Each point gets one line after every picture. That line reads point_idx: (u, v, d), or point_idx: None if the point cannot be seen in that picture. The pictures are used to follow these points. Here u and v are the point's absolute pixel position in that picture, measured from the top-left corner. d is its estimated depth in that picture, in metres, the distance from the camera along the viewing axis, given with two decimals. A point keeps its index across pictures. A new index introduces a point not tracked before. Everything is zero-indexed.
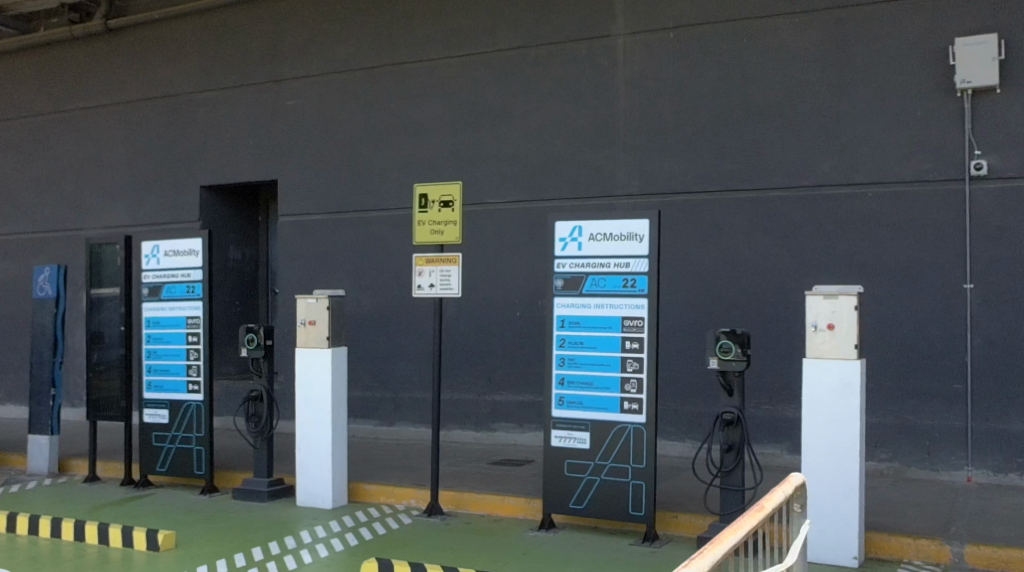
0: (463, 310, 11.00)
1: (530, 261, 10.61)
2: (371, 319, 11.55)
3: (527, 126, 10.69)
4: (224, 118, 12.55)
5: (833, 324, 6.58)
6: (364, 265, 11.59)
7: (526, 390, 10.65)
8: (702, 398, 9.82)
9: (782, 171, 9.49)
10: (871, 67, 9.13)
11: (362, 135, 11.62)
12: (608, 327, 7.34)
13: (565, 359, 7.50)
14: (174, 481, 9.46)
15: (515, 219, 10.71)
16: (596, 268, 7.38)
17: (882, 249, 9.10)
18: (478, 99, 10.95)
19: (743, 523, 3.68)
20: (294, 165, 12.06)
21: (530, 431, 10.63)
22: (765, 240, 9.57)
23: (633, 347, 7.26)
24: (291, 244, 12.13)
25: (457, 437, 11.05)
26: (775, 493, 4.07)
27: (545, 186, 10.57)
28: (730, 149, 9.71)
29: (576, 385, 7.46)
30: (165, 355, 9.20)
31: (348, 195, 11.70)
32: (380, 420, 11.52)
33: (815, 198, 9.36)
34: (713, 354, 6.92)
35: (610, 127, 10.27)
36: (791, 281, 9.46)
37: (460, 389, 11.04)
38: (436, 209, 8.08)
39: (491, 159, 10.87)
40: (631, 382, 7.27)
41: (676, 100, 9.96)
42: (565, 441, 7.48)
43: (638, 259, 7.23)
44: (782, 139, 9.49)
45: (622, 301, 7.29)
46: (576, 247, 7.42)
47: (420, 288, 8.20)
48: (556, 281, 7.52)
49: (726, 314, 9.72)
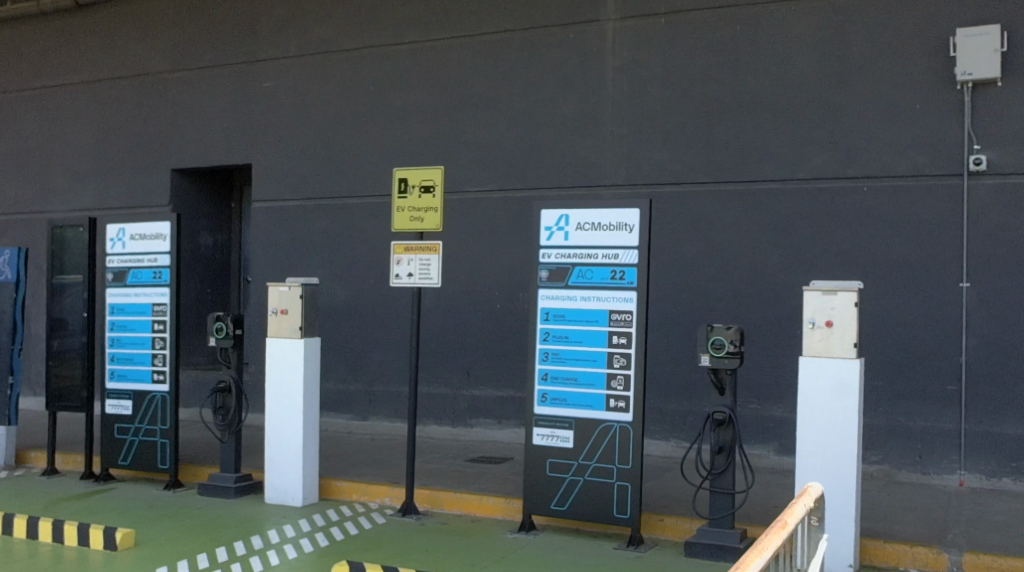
0: (441, 301, 10.65)
1: (512, 253, 10.28)
2: (346, 309, 11.17)
3: (511, 113, 10.34)
4: (196, 99, 12.12)
5: (831, 321, 6.28)
6: (340, 253, 11.21)
7: (505, 385, 10.31)
8: (687, 396, 9.53)
9: (774, 163, 9.21)
10: (867, 57, 8.85)
11: (340, 120, 11.23)
12: (594, 321, 7.02)
13: (549, 354, 7.17)
14: (137, 476, 9.06)
15: (497, 209, 10.37)
16: (582, 258, 7.05)
17: (876, 245, 8.83)
18: (461, 83, 10.59)
19: (768, 543, 3.38)
20: (269, 149, 11.66)
21: (509, 428, 10.30)
22: (754, 234, 9.28)
23: (620, 342, 6.93)
24: (265, 231, 11.74)
25: (433, 433, 10.71)
26: (796, 508, 3.77)
27: (529, 175, 10.23)
28: (720, 139, 9.41)
29: (560, 381, 7.13)
30: (129, 343, 8.78)
31: (324, 180, 11.32)
32: (354, 414, 11.16)
33: (807, 192, 9.08)
34: (705, 351, 6.61)
35: (597, 115, 9.94)
36: (781, 276, 9.17)
37: (437, 383, 10.69)
38: (416, 194, 7.71)
39: (473, 145, 10.52)
40: (617, 378, 6.94)
41: (666, 88, 9.65)
42: (547, 439, 7.15)
43: (627, 250, 6.90)
44: (774, 131, 9.20)
45: (610, 294, 6.97)
46: (562, 236, 7.10)
47: (398, 278, 7.84)
48: (541, 272, 7.20)
49: (713, 310, 9.42)
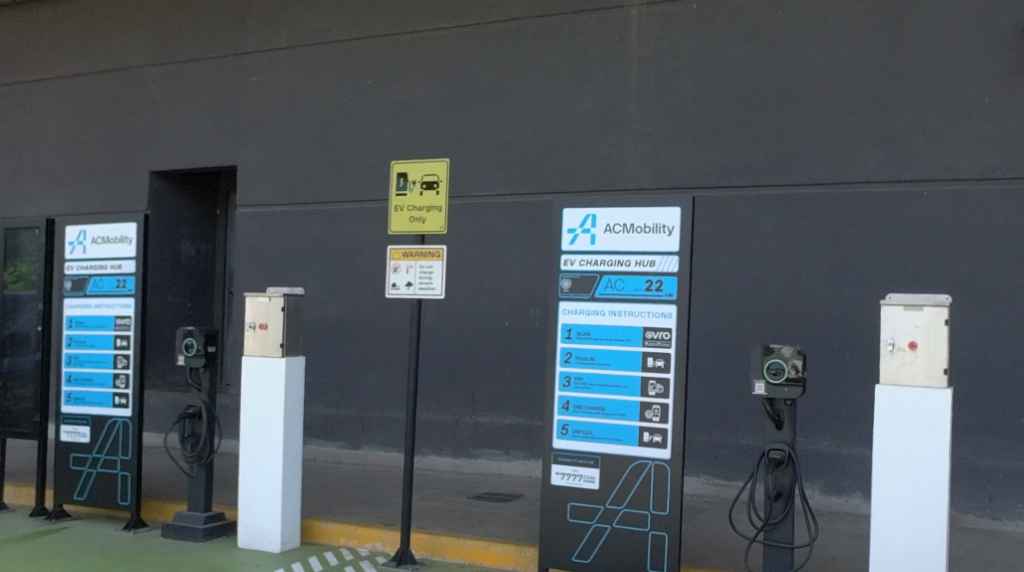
0: (443, 318, 9.59)
1: (523, 264, 9.23)
2: (337, 326, 10.10)
3: (523, 109, 9.32)
4: (177, 95, 11.11)
5: (915, 342, 5.22)
6: (332, 265, 10.16)
7: (513, 412, 9.25)
8: (719, 426, 8.45)
9: (820, 165, 8.17)
10: (928, 45, 7.83)
11: (333, 117, 10.22)
12: (626, 340, 5.95)
13: (571, 379, 6.09)
14: (95, 512, 7.97)
15: (507, 216, 9.34)
16: (612, 266, 6.00)
17: (938, 258, 7.77)
18: (467, 77, 9.58)
19: None
20: (256, 150, 10.64)
21: (518, 459, 9.23)
22: (798, 246, 8.24)
23: (657, 365, 5.87)
24: (250, 240, 10.70)
25: (432, 464, 9.62)
26: None
27: (542, 178, 9.21)
28: (758, 138, 8.39)
29: (584, 411, 6.06)
30: (87, 362, 7.70)
31: (316, 184, 10.29)
32: (345, 442, 10.08)
33: (859, 198, 8.04)
34: (760, 376, 5.55)
35: (619, 111, 8.92)
36: (827, 293, 8.12)
37: (437, 409, 9.61)
38: (417, 191, 6.67)
39: (480, 145, 9.50)
40: (653, 408, 5.87)
41: (697, 82, 8.62)
42: (568, 479, 6.08)
43: (665, 257, 5.86)
44: (820, 128, 8.17)
45: (645, 308, 5.91)
46: (588, 240, 6.06)
47: (395, 288, 6.78)
48: (562, 281, 6.14)
49: (750, 331, 8.36)
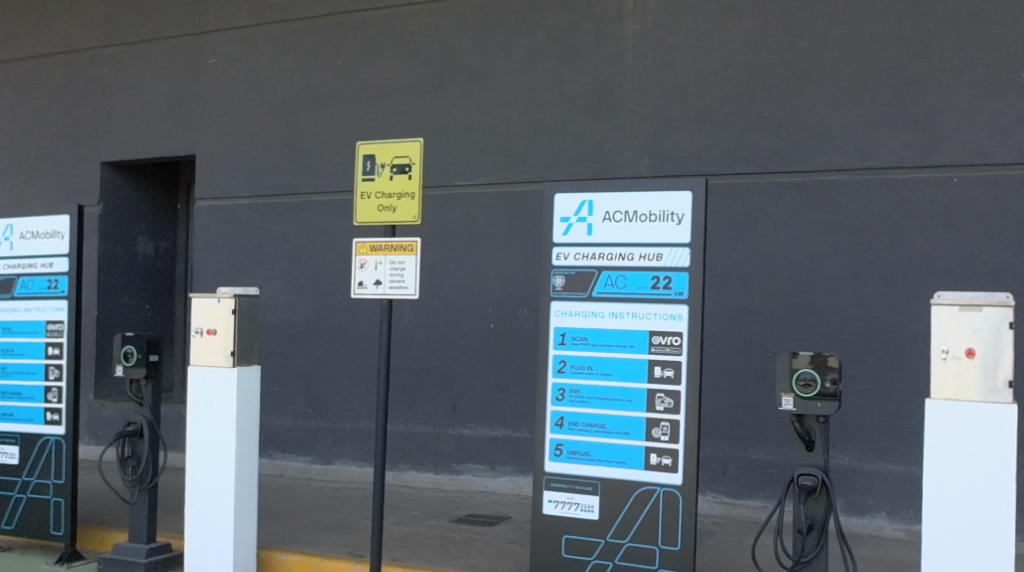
0: (421, 320, 8.73)
1: (509, 262, 8.40)
2: (305, 329, 9.23)
3: (507, 90, 8.48)
4: (130, 79, 10.22)
5: (974, 349, 4.43)
6: (300, 263, 9.29)
7: (499, 423, 8.41)
8: (727, 439, 7.63)
9: (837, 149, 7.36)
10: (957, 15, 7.03)
11: (300, 102, 9.35)
12: (629, 347, 5.11)
13: (566, 392, 5.25)
14: (29, 542, 7.08)
15: (491, 208, 8.50)
16: (612, 260, 5.16)
17: (971, 251, 6.97)
18: (445, 55, 8.72)
19: None
20: (217, 138, 9.76)
21: (504, 476, 8.40)
22: (814, 239, 7.42)
23: (665, 375, 5.04)
24: (210, 236, 9.81)
25: (410, 481, 8.76)
26: None
27: (529, 166, 8.37)
28: (768, 119, 7.57)
29: (581, 429, 5.21)
30: (16, 373, 6.81)
31: (282, 175, 9.42)
32: (314, 456, 9.21)
33: (881, 185, 7.24)
34: (789, 390, 4.71)
35: (613, 91, 8.09)
36: (847, 291, 7.30)
37: (415, 420, 8.75)
38: (387, 176, 5.82)
39: (461, 131, 8.65)
40: (660, 425, 5.04)
41: (699, 57, 7.79)
42: (562, 508, 5.24)
43: (675, 249, 5.03)
44: (838, 108, 7.36)
45: (650, 309, 5.08)
46: (584, 230, 5.23)
47: (362, 287, 5.93)
48: (554, 278, 5.30)
49: (761, 333, 7.55)
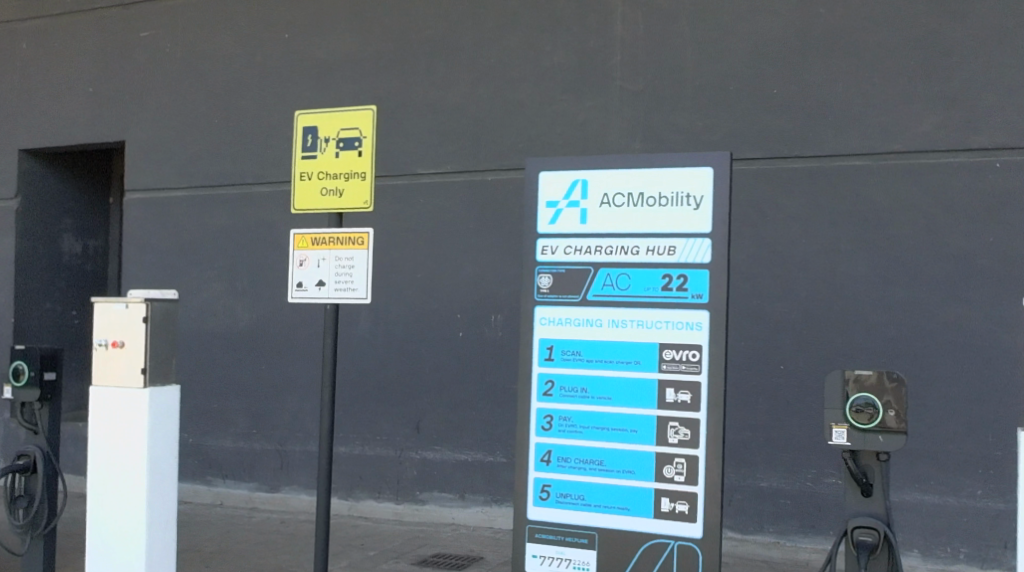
0: (379, 328, 7.65)
1: (479, 260, 7.35)
2: (248, 338, 8.12)
3: (477, 65, 7.43)
4: (53, 56, 9.06)
5: None
6: (242, 262, 8.18)
7: (469, 446, 7.36)
8: (732, 465, 6.61)
9: (858, 130, 6.38)
10: None
11: (242, 81, 8.24)
12: (634, 364, 4.07)
13: (554, 419, 4.20)
14: None
15: (460, 199, 7.44)
16: (612, 256, 4.12)
17: (1016, 247, 6.01)
18: (407, 25, 7.65)
19: None
20: (149, 122, 8.63)
21: (475, 506, 7.34)
22: (832, 234, 6.42)
23: (680, 399, 4.00)
24: (141, 232, 8.66)
25: (367, 511, 7.68)
26: None
27: (502, 152, 7.32)
28: (779, 96, 6.58)
29: (573, 466, 4.16)
30: None
31: (221, 163, 8.30)
32: (258, 483, 8.09)
33: (911, 171, 6.26)
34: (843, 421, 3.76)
35: (599, 65, 7.06)
36: (871, 294, 6.32)
37: (372, 442, 7.66)
38: (331, 152, 4.75)
39: (424, 111, 7.59)
40: (674, 463, 4.00)
41: (699, 25, 6.79)
42: (550, 565, 4.20)
43: (691, 241, 4.01)
44: (860, 83, 6.38)
45: (660, 316, 4.04)
46: (577, 217, 4.19)
47: (301, 289, 4.83)
48: (539, 277, 4.26)
49: (771, 343, 6.54)
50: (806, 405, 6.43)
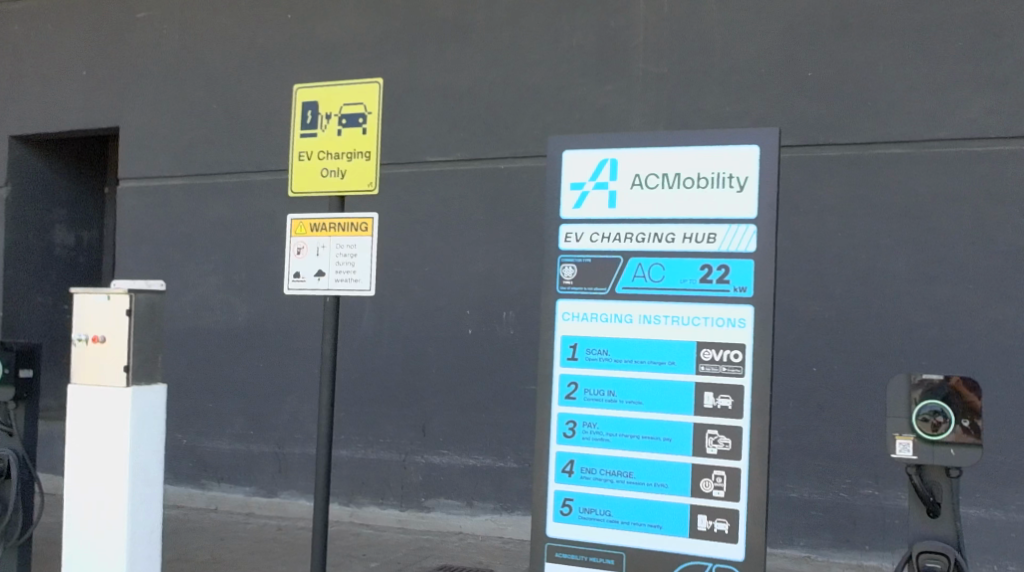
0: (383, 324, 7.22)
1: (490, 254, 6.92)
2: (246, 335, 7.70)
3: (490, 46, 7.00)
4: (45, 38, 8.65)
5: None
6: (240, 255, 7.76)
7: (477, 450, 6.93)
8: None
9: (900, 116, 5.95)
10: None
11: (241, 63, 7.82)
12: (668, 365, 3.64)
13: (577, 426, 3.78)
14: None
15: (470, 189, 7.02)
16: (645, 244, 3.70)
17: None
18: (416, 5, 7.23)
19: None
20: (144, 107, 8.22)
21: (484, 514, 6.92)
22: (870, 227, 5.99)
23: (719, 405, 3.57)
24: (135, 222, 8.25)
25: (369, 518, 7.26)
26: None
27: (516, 139, 6.89)
28: (814, 79, 6.14)
29: (598, 479, 3.74)
30: None
31: (219, 150, 7.89)
32: (254, 487, 7.67)
33: (956, 160, 5.82)
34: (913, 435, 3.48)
35: (620, 46, 6.63)
36: (912, 292, 5.88)
37: (376, 445, 7.24)
38: (333, 129, 4.33)
39: (434, 96, 7.16)
40: (712, 476, 3.58)
41: (728, 4, 6.35)
42: None
43: (734, 227, 3.58)
44: (902, 65, 5.94)
45: (698, 311, 3.61)
46: (605, 201, 3.77)
47: (299, 280, 4.42)
48: (562, 267, 3.84)
49: (803, 343, 6.11)
50: (840, 410, 6.00)
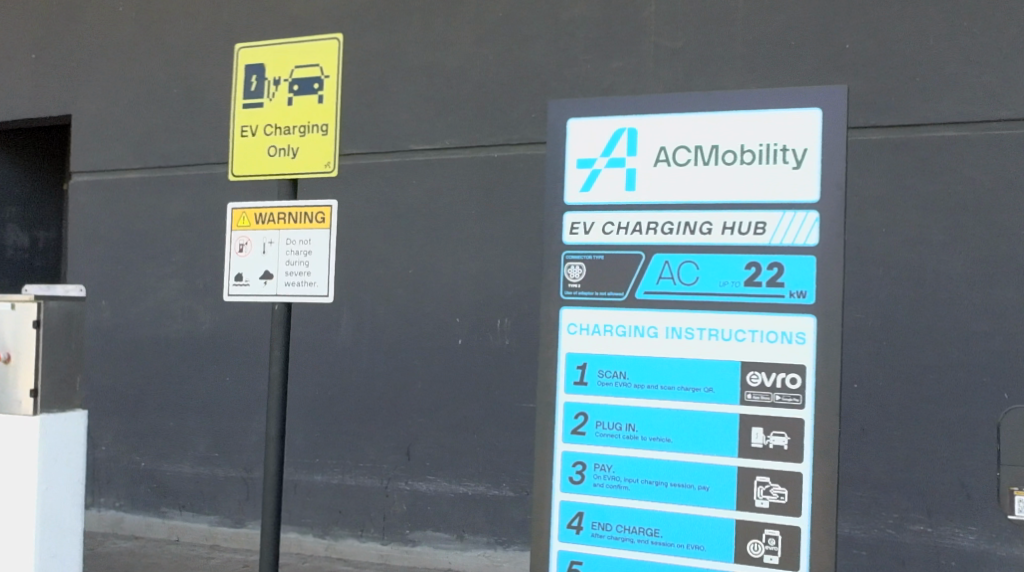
0: (362, 334, 6.41)
1: (482, 254, 6.11)
2: (211, 345, 6.89)
3: (482, 20, 6.20)
4: None
5: None
6: (204, 256, 6.95)
7: (469, 477, 6.12)
8: None
9: (954, 93, 5.14)
10: None
11: (206, 42, 7.01)
12: (705, 393, 2.83)
13: (587, 470, 2.98)
14: None
15: (460, 181, 6.21)
16: (673, 236, 2.89)
17: None
18: None
19: None
20: (99, 92, 7.41)
21: (476, 549, 6.10)
22: (920, 222, 5.18)
23: (772, 445, 2.77)
24: (89, 220, 7.43)
25: (348, 553, 6.44)
26: None
27: (512, 124, 6.09)
28: (854, 52, 5.33)
29: (614, 538, 2.94)
30: None
31: (181, 140, 7.08)
32: (220, 516, 6.86)
33: (1021, 143, 5.01)
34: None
35: (629, 17, 5.83)
36: (970, 297, 5.06)
37: (354, 471, 6.42)
38: (283, 98, 3.58)
39: (418, 75, 6.35)
40: (762, 538, 2.78)
41: None
42: None
43: (789, 214, 2.77)
44: (958, 32, 5.13)
45: (743, 323, 2.80)
46: (622, 182, 2.96)
47: (241, 283, 3.62)
48: (568, 266, 3.01)
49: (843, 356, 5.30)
50: (886, 433, 5.19)
